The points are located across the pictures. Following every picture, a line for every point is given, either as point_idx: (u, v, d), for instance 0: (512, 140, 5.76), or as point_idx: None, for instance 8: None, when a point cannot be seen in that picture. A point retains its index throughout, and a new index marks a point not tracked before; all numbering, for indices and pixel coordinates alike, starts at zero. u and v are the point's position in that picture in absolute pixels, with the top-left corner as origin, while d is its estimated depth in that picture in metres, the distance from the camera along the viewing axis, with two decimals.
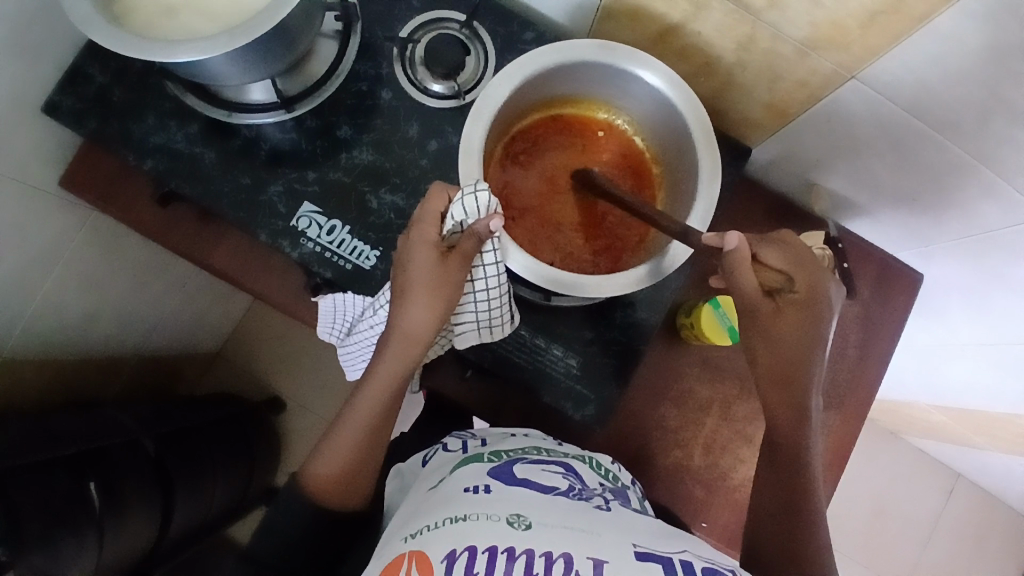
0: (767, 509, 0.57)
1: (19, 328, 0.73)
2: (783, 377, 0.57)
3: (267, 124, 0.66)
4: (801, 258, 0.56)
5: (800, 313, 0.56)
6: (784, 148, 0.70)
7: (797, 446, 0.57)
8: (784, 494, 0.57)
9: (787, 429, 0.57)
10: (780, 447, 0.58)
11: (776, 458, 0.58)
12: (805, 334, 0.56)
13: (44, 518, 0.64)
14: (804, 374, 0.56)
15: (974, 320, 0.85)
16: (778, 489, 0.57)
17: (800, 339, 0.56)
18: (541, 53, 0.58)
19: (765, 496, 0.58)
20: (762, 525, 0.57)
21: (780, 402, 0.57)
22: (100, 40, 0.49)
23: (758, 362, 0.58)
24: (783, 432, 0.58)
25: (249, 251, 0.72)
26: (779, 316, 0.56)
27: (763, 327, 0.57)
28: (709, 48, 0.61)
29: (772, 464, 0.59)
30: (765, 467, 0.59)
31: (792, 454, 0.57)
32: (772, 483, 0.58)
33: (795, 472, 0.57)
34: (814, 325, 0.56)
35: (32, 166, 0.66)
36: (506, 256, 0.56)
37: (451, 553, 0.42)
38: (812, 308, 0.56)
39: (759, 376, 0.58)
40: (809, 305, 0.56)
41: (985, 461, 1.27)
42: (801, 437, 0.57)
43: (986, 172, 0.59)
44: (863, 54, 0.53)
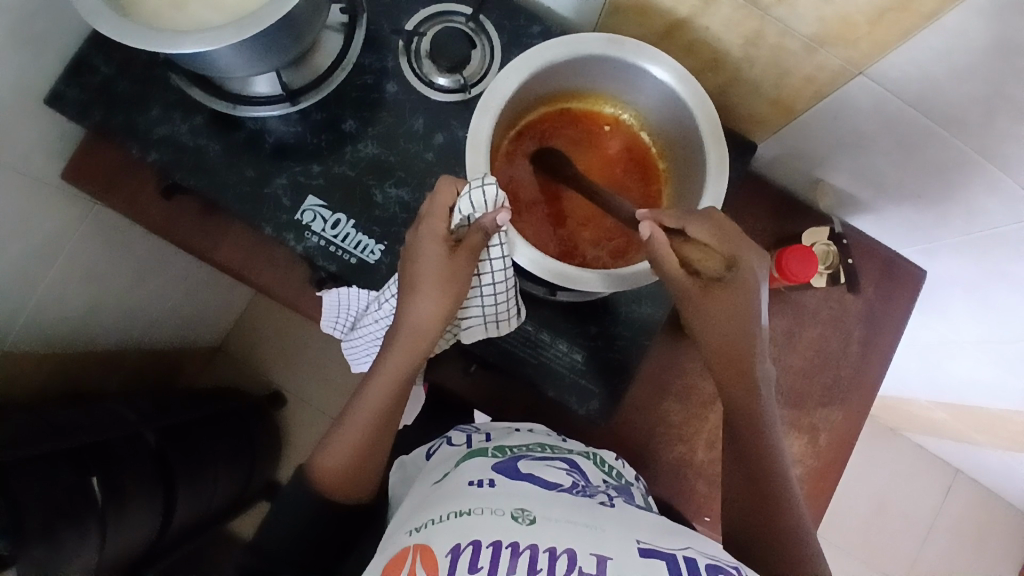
0: (738, 496, 0.57)
1: (21, 319, 0.73)
2: (727, 356, 0.57)
3: (272, 117, 0.66)
4: (729, 233, 0.55)
5: (728, 290, 0.56)
6: (789, 144, 0.70)
7: (763, 434, 0.57)
8: (750, 487, 0.56)
9: (749, 413, 0.57)
10: (742, 433, 0.58)
11: (740, 444, 0.58)
12: (736, 312, 0.56)
13: (46, 511, 0.63)
14: (750, 353, 0.57)
15: (977, 317, 0.85)
16: (746, 481, 0.57)
17: (733, 317, 0.56)
18: (549, 47, 0.58)
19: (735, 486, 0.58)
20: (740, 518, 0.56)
21: (736, 383, 0.58)
22: (106, 31, 0.48)
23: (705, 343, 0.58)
24: (745, 416, 0.58)
25: (253, 245, 0.71)
26: (707, 295, 0.56)
27: (697, 307, 0.57)
28: (717, 43, 0.61)
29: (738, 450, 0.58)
30: (730, 454, 0.59)
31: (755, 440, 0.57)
32: (737, 465, 0.58)
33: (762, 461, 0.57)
34: (744, 302, 0.56)
35: (37, 157, 0.66)
36: (513, 251, 0.55)
37: (456, 547, 0.42)
38: (741, 282, 0.56)
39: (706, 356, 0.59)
40: (735, 280, 0.56)
41: (984, 458, 1.28)
42: (761, 426, 0.57)
43: (991, 169, 0.59)
44: (871, 49, 0.52)
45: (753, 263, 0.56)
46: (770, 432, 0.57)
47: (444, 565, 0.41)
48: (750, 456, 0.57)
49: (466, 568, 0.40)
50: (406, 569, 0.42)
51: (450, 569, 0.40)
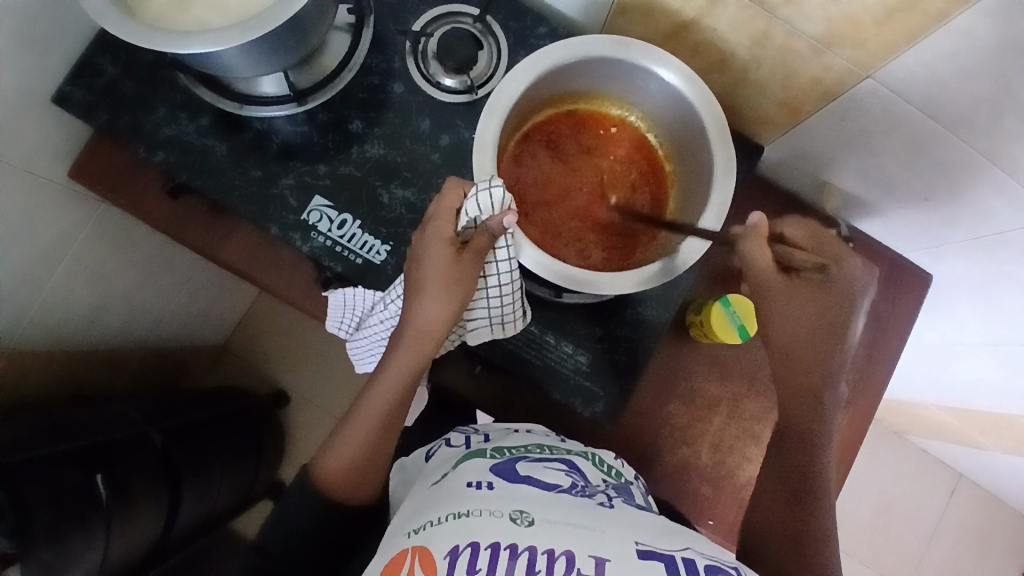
0: (772, 494, 0.58)
1: (27, 318, 0.73)
2: (801, 356, 0.57)
3: (278, 117, 0.66)
4: (824, 237, 0.57)
5: (826, 288, 0.55)
6: (796, 147, 0.70)
7: (812, 438, 0.57)
8: (787, 487, 0.57)
9: (801, 416, 0.57)
10: (792, 434, 0.58)
11: (789, 445, 0.58)
12: (829, 309, 0.55)
13: (52, 511, 0.63)
14: (824, 358, 0.56)
15: (983, 320, 0.85)
16: (785, 486, 0.57)
17: (826, 314, 0.55)
18: (556, 48, 0.58)
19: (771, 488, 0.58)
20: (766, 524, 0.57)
21: (800, 386, 0.57)
22: (113, 31, 0.48)
23: (778, 338, 0.57)
24: (800, 418, 0.57)
25: (259, 246, 0.71)
26: (800, 291, 0.56)
27: (785, 304, 0.56)
28: (723, 45, 0.61)
29: (784, 450, 0.58)
30: (773, 453, 0.59)
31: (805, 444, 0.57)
32: (783, 468, 0.58)
33: (806, 463, 0.57)
34: (841, 299, 0.55)
35: (44, 157, 0.66)
36: (521, 253, 0.56)
37: (454, 549, 0.42)
38: (839, 279, 0.55)
39: (776, 354, 0.58)
40: (833, 276, 0.55)
41: (988, 461, 1.28)
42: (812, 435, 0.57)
43: (998, 173, 0.59)
44: (878, 51, 0.52)
45: (854, 263, 0.55)
46: (821, 442, 0.57)
47: (442, 567, 0.41)
48: (794, 458, 0.57)
49: (465, 569, 0.40)
50: (405, 570, 0.43)
51: (449, 571, 0.41)
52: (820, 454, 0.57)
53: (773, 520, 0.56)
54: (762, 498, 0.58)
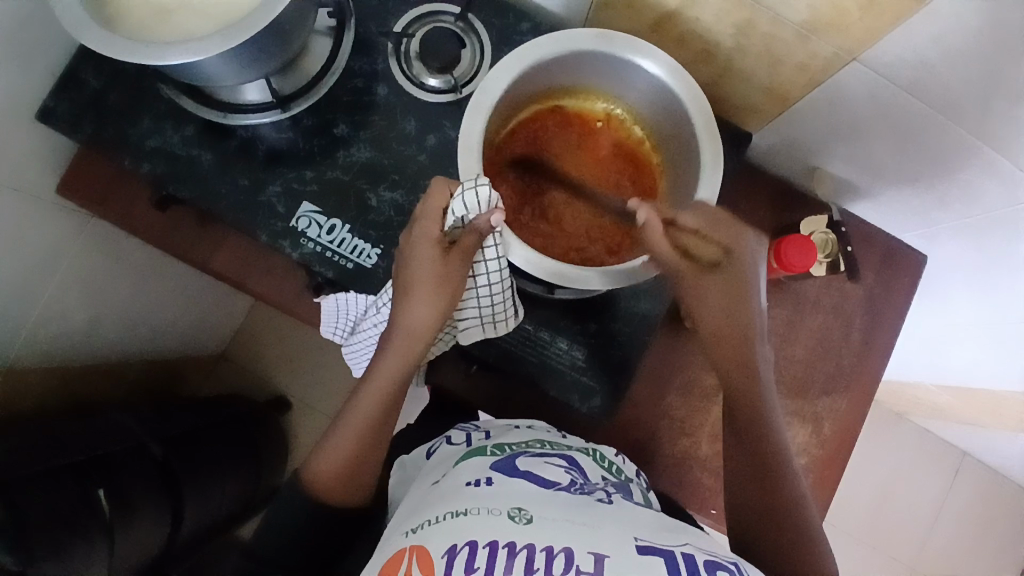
0: (742, 488, 0.57)
1: (22, 335, 0.73)
2: (721, 336, 0.58)
3: (264, 124, 0.65)
4: (718, 219, 0.57)
5: (724, 274, 0.58)
6: (786, 133, 0.70)
7: (763, 420, 0.57)
8: (750, 465, 0.57)
9: (748, 393, 0.58)
10: (739, 414, 0.58)
11: (738, 428, 0.58)
12: (729, 293, 0.58)
13: (54, 526, 0.64)
14: (744, 335, 0.58)
15: (979, 300, 0.85)
16: (753, 476, 0.57)
17: (728, 297, 0.58)
18: (539, 44, 0.57)
19: (742, 483, 0.57)
20: (748, 520, 0.56)
21: (734, 365, 0.58)
22: (91, 45, 0.48)
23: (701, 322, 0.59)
24: (741, 393, 0.58)
25: (249, 253, 0.71)
26: (702, 278, 0.58)
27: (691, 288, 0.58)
28: (707, 34, 0.61)
29: (739, 431, 0.58)
30: (734, 445, 0.59)
31: (754, 423, 0.57)
32: (741, 451, 0.58)
33: (764, 443, 0.57)
34: (741, 283, 0.58)
35: (31, 172, 0.66)
36: (508, 251, 0.55)
37: (452, 549, 0.42)
38: (735, 264, 0.58)
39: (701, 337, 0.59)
40: (730, 262, 0.58)
41: (991, 441, 1.27)
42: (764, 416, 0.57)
43: (988, 152, 0.59)
44: (863, 35, 0.52)
45: (744, 242, 0.58)
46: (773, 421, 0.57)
47: (440, 567, 0.41)
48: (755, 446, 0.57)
49: (462, 570, 0.40)
50: (402, 571, 0.42)
51: (447, 569, 0.40)
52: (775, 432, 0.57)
53: (748, 503, 0.56)
54: (739, 491, 0.57)
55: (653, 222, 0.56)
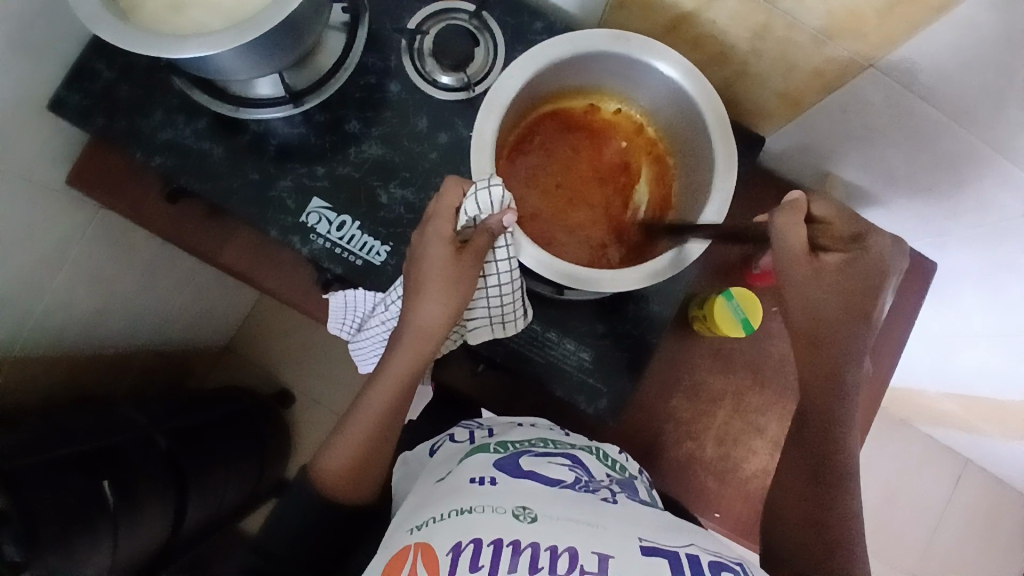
0: (790, 491, 0.57)
1: (29, 325, 0.73)
2: (814, 334, 0.55)
3: (275, 119, 0.65)
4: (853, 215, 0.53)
5: (849, 270, 0.52)
6: (797, 137, 0.70)
7: (832, 435, 0.56)
8: (804, 479, 0.56)
9: (824, 408, 0.56)
10: (811, 409, 0.56)
11: (807, 432, 0.57)
12: (846, 292, 0.53)
13: (60, 518, 0.64)
14: (842, 338, 0.54)
15: (987, 307, 0.84)
16: (799, 480, 0.57)
17: (845, 296, 0.53)
18: (555, 43, 0.57)
19: (792, 493, 0.57)
20: (790, 529, 0.56)
21: (821, 364, 0.55)
22: (108, 37, 0.48)
23: (793, 311, 0.55)
24: (818, 388, 0.56)
25: (258, 248, 0.71)
26: (821, 272, 0.52)
27: (804, 284, 0.52)
28: (723, 37, 0.60)
29: (801, 441, 0.57)
30: (792, 447, 0.58)
31: (825, 426, 0.56)
32: (798, 456, 0.57)
33: (824, 458, 0.56)
34: (862, 286, 0.53)
35: (42, 164, 0.66)
36: (519, 251, 0.55)
37: (457, 545, 0.42)
38: (862, 266, 0.52)
39: (794, 328, 0.56)
40: (859, 261, 0.52)
41: (994, 449, 1.27)
42: (835, 431, 0.56)
43: (1002, 161, 0.59)
44: (880, 42, 0.52)
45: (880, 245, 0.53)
46: (845, 437, 0.56)
47: (445, 564, 0.41)
48: (813, 457, 0.56)
49: (467, 566, 0.40)
50: (407, 568, 0.42)
51: (451, 569, 0.40)
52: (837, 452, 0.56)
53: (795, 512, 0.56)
54: (780, 498, 0.58)
55: (803, 203, 0.50)
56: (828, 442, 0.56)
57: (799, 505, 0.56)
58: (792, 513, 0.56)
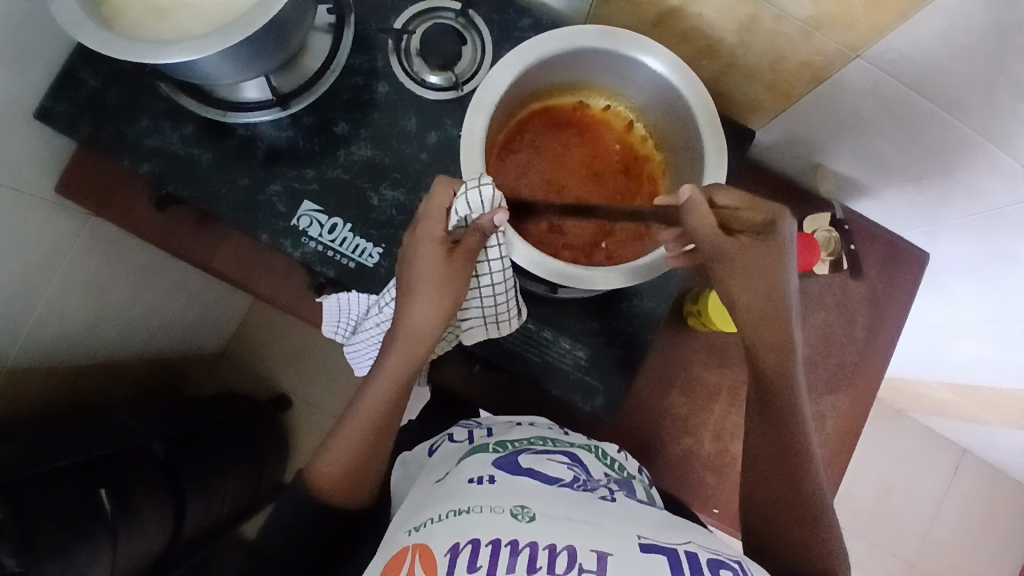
0: (762, 480, 0.58)
1: (21, 335, 0.73)
2: (761, 317, 0.54)
3: (263, 123, 0.65)
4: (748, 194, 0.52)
5: (766, 247, 0.52)
6: (788, 130, 0.69)
7: (789, 420, 0.56)
8: (770, 467, 0.57)
9: (781, 394, 0.56)
10: (773, 393, 0.56)
11: (768, 417, 0.57)
12: (768, 270, 0.53)
13: (57, 528, 0.63)
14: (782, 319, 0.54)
15: (980, 295, 0.85)
16: (772, 470, 0.57)
17: (769, 273, 0.53)
18: (542, 40, 0.57)
19: (764, 483, 0.57)
20: (769, 520, 0.56)
21: (770, 346, 0.55)
22: (91, 44, 0.47)
23: (735, 300, 0.54)
24: (775, 371, 0.55)
25: (249, 253, 0.71)
26: (745, 255, 0.52)
27: (730, 262, 0.52)
28: (711, 30, 0.60)
29: (764, 428, 0.58)
30: (753, 434, 0.59)
31: (782, 412, 0.56)
32: (763, 444, 0.58)
33: (784, 445, 0.56)
34: (778, 258, 0.52)
35: (30, 173, 0.66)
36: (511, 249, 0.55)
37: (455, 546, 0.42)
38: (774, 239, 0.52)
39: (741, 320, 0.55)
40: (771, 236, 0.52)
41: (991, 436, 1.28)
42: (791, 415, 0.56)
43: (992, 150, 0.59)
44: (868, 32, 0.51)
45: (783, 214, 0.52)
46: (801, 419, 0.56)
47: (443, 565, 0.41)
48: (777, 445, 0.57)
49: (465, 566, 0.40)
50: (405, 569, 0.42)
51: (449, 569, 0.40)
52: (796, 439, 0.56)
53: (772, 504, 0.56)
54: (752, 488, 0.58)
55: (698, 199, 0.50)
56: (787, 430, 0.56)
57: (773, 497, 0.56)
58: (772, 504, 0.56)
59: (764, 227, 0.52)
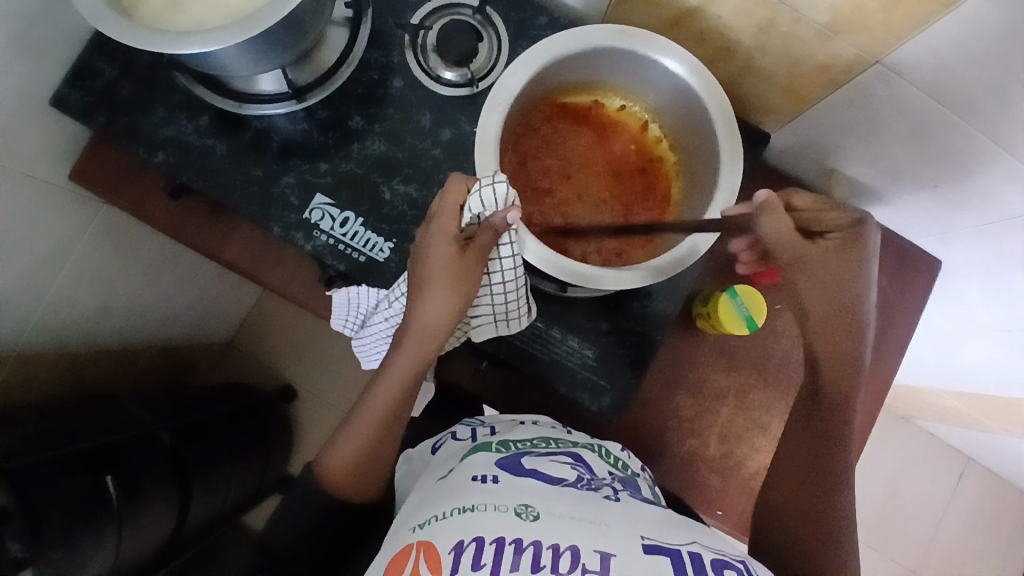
0: (789, 483, 0.59)
1: (32, 322, 0.74)
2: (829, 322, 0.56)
3: (277, 115, 0.65)
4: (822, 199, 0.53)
5: (848, 249, 0.52)
6: (802, 134, 0.69)
7: (834, 430, 0.58)
8: (806, 473, 0.58)
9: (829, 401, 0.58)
10: (824, 400, 0.58)
11: (814, 424, 0.58)
12: (847, 275, 0.53)
13: (64, 514, 0.64)
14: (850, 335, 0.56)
15: (992, 304, 0.84)
16: (801, 474, 0.58)
17: (848, 276, 0.53)
18: (558, 38, 0.57)
19: (790, 485, 0.58)
20: (787, 523, 0.57)
21: (832, 356, 0.57)
22: (108, 34, 0.48)
23: (809, 308, 0.56)
24: (831, 383, 0.57)
25: (261, 245, 0.71)
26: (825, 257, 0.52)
27: (812, 268, 0.52)
28: (727, 32, 0.60)
29: (804, 432, 0.59)
30: (793, 438, 0.60)
31: (830, 420, 0.58)
32: (800, 448, 0.59)
33: (823, 452, 0.57)
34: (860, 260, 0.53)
35: (44, 161, 0.66)
36: (523, 249, 0.55)
37: (459, 544, 0.42)
38: (859, 241, 0.52)
39: (809, 326, 0.56)
40: (853, 237, 0.52)
41: (997, 446, 1.27)
42: (836, 426, 0.58)
43: (1009, 159, 0.59)
44: (886, 37, 0.51)
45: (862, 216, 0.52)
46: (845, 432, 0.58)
47: (447, 562, 0.41)
48: (813, 452, 0.58)
49: (469, 565, 0.40)
50: (409, 568, 0.42)
51: (453, 567, 0.40)
52: (838, 448, 0.57)
53: (796, 507, 0.57)
54: (776, 490, 0.59)
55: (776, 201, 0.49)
56: (831, 436, 0.58)
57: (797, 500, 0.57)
58: (793, 507, 0.57)
59: (843, 229, 0.52)
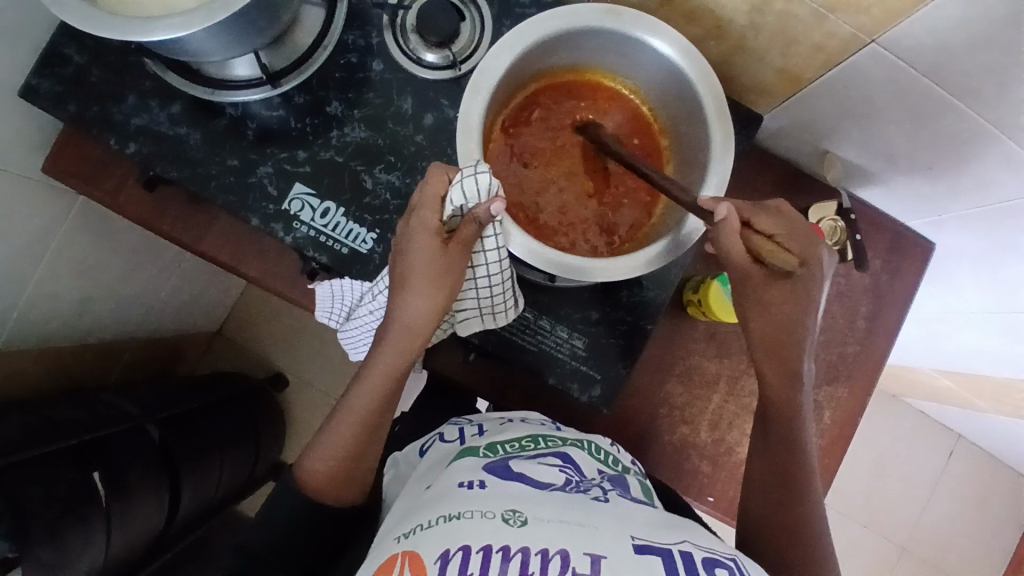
0: (761, 486, 0.59)
1: (13, 316, 0.72)
2: (775, 343, 0.58)
3: (253, 101, 0.63)
4: (796, 229, 0.56)
5: (795, 285, 0.56)
6: (796, 115, 0.67)
7: (792, 430, 0.58)
8: (772, 477, 0.58)
9: (783, 405, 0.58)
10: (776, 405, 0.59)
11: (770, 429, 0.59)
12: (795, 301, 0.56)
13: (51, 512, 0.63)
14: (799, 342, 0.57)
15: (985, 286, 0.84)
16: (772, 478, 0.58)
17: (796, 305, 0.56)
18: (542, 20, 0.55)
19: (761, 486, 0.58)
20: (761, 521, 0.57)
21: (779, 368, 0.58)
22: (71, 21, 0.45)
23: (751, 328, 0.58)
24: (777, 389, 0.58)
25: (240, 236, 0.69)
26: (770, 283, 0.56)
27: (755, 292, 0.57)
28: (720, 9, 0.57)
29: (769, 436, 0.59)
30: (759, 439, 0.60)
31: (786, 428, 0.58)
32: (765, 453, 0.59)
33: (785, 455, 0.58)
34: (807, 297, 0.56)
35: (13, 151, 0.63)
36: (508, 241, 0.53)
37: (445, 554, 0.41)
38: (805, 278, 0.56)
39: (750, 339, 0.59)
40: (801, 275, 0.56)
41: (986, 424, 1.28)
42: (795, 425, 0.58)
43: (1006, 142, 0.57)
44: (884, 16, 0.49)
45: (818, 257, 0.56)
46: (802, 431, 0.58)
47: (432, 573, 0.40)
48: (777, 454, 0.58)
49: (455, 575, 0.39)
50: None
51: None
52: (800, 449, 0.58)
53: (768, 507, 0.57)
54: (752, 493, 0.59)
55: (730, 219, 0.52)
56: (789, 435, 0.58)
57: (766, 499, 0.58)
58: (761, 509, 0.58)
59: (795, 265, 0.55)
